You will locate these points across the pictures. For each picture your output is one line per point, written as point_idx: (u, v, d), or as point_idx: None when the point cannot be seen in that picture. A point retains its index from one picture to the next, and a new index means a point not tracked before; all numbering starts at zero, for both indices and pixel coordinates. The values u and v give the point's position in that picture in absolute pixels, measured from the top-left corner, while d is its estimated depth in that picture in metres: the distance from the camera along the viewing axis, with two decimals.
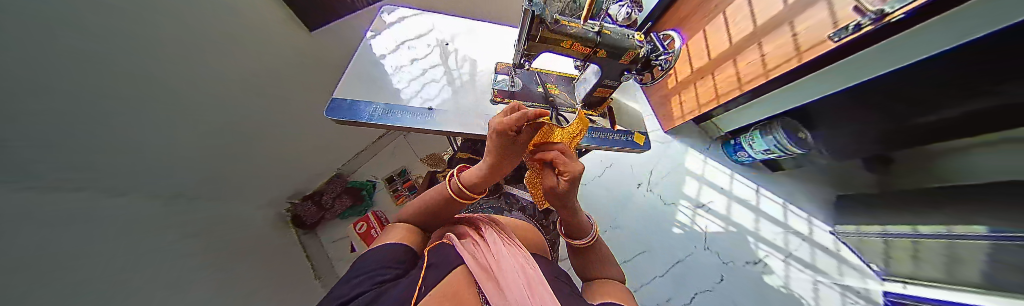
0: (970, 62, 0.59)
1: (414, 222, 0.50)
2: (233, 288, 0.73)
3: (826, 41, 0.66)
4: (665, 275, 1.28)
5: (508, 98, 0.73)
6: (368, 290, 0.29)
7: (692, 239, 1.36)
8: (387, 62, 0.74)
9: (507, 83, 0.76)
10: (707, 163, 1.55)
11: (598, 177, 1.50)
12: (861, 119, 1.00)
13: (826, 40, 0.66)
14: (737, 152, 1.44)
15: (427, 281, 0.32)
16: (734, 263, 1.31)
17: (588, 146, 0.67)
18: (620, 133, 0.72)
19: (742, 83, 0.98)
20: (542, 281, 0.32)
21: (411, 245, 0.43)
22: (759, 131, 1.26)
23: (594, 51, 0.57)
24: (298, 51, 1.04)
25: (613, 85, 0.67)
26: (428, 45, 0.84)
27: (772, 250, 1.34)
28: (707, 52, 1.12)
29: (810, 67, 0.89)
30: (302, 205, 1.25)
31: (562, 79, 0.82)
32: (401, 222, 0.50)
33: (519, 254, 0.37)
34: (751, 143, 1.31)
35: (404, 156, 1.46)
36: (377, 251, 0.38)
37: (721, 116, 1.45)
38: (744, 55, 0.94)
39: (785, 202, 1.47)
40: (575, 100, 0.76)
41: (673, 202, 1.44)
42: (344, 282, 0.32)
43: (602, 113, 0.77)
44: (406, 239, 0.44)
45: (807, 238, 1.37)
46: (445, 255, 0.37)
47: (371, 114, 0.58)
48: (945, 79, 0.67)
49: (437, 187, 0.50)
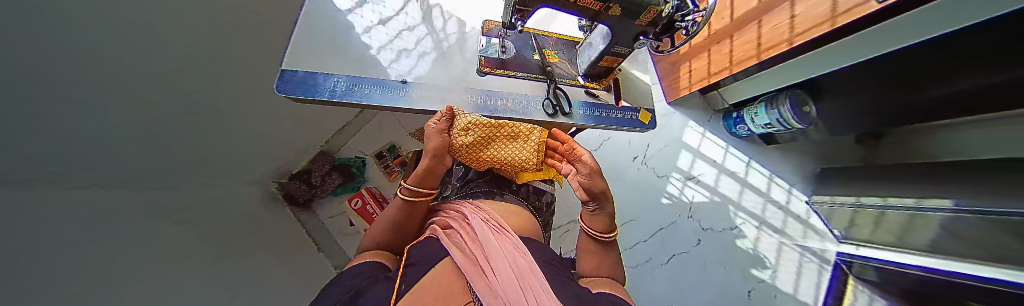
0: (994, 37, 0.51)
1: (379, 240, 0.42)
2: (241, 270, 0.75)
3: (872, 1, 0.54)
4: (648, 240, 1.36)
5: (498, 68, 0.63)
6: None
7: (678, 208, 1.41)
8: (355, 20, 0.61)
9: (497, 48, 0.65)
10: (704, 136, 1.52)
11: (595, 150, 1.46)
12: (871, 92, 0.94)
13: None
14: (737, 125, 1.40)
15: (407, 281, 0.28)
16: (714, 229, 1.39)
17: (585, 125, 0.61)
18: (625, 110, 0.65)
19: (763, 49, 0.87)
20: (532, 268, 0.30)
21: (385, 261, 0.39)
22: (764, 103, 1.20)
23: (606, 8, 0.46)
24: None
25: (624, 52, 0.57)
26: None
27: (749, 218, 1.41)
28: (732, 11, 0.97)
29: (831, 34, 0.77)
30: (289, 184, 1.16)
31: (563, 44, 0.71)
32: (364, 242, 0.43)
33: (507, 242, 0.34)
34: (754, 115, 1.26)
35: (393, 131, 1.37)
36: (345, 276, 0.33)
37: (727, 87, 1.35)
38: (774, 15, 0.81)
39: (771, 175, 1.50)
40: (577, 70, 0.68)
41: (665, 175, 1.46)
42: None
43: (607, 86, 0.69)
44: (377, 256, 0.39)
45: (783, 207, 1.44)
46: (425, 254, 0.33)
47: (335, 89, 0.49)
48: (972, 52, 0.59)
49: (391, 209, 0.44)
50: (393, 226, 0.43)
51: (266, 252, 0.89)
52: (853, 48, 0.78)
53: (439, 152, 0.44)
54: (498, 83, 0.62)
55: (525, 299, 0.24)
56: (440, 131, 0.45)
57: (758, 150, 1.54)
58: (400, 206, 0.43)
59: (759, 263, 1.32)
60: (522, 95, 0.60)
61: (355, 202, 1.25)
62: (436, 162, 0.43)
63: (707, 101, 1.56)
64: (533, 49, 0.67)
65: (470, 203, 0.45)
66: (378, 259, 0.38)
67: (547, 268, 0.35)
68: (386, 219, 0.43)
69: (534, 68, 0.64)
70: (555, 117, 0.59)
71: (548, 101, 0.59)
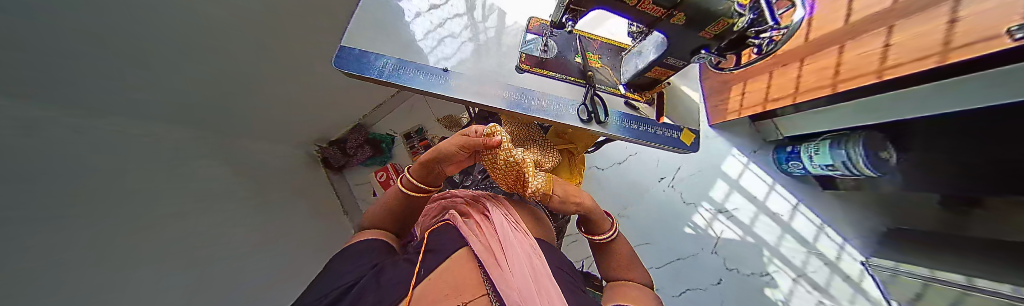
0: None
1: (382, 222, 0.44)
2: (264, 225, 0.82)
3: (1003, 36, 0.40)
4: (661, 268, 1.27)
5: (537, 66, 0.62)
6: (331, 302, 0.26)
7: (702, 241, 1.30)
8: (409, 6, 0.64)
9: (539, 46, 0.64)
10: (747, 166, 1.37)
11: (620, 164, 1.40)
12: (982, 147, 0.75)
13: (1004, 36, 0.40)
14: (789, 161, 1.24)
15: (424, 267, 0.28)
16: (740, 271, 1.26)
17: (619, 138, 0.57)
18: (665, 127, 0.61)
19: (840, 79, 0.76)
20: (548, 273, 0.29)
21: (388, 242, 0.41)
22: (829, 141, 1.04)
23: (668, 15, 0.42)
24: None
25: (677, 64, 0.53)
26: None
27: (786, 268, 1.25)
28: (808, 32, 0.85)
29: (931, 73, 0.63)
30: (328, 149, 1.29)
31: (607, 48, 0.68)
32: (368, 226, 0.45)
33: (525, 241, 0.33)
34: (813, 154, 1.10)
35: (422, 115, 1.43)
36: (356, 247, 0.37)
37: (787, 116, 1.21)
38: (863, 41, 0.69)
39: (823, 223, 1.31)
40: (619, 78, 0.64)
41: (693, 203, 1.35)
42: (320, 288, 0.29)
43: (650, 99, 0.65)
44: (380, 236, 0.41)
45: (831, 263, 1.25)
46: (442, 241, 0.33)
47: (382, 68, 0.53)
48: None
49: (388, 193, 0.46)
50: (394, 210, 0.44)
51: (287, 210, 0.98)
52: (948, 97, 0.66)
53: (446, 157, 0.41)
54: (534, 81, 0.61)
55: (539, 302, 0.23)
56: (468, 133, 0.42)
57: (812, 192, 1.35)
58: (397, 195, 0.45)
59: None
60: (558, 98, 0.58)
61: (380, 174, 1.32)
62: (433, 164, 0.42)
63: (758, 129, 1.41)
64: (575, 50, 0.65)
65: (491, 196, 0.46)
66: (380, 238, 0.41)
67: (561, 275, 0.34)
68: (393, 201, 0.45)
69: (574, 71, 0.62)
70: (588, 124, 0.56)
71: (584, 106, 0.57)
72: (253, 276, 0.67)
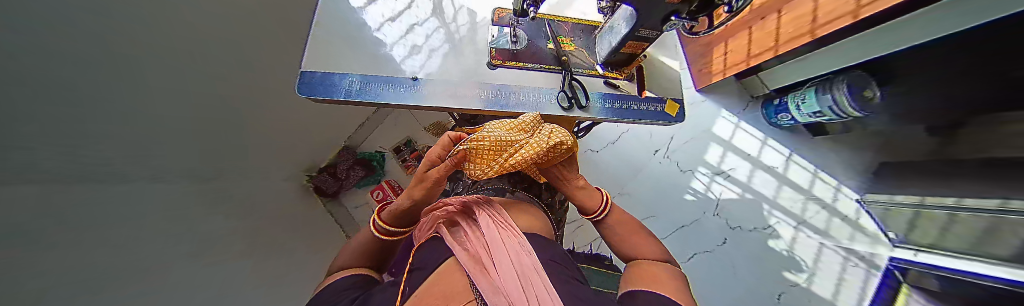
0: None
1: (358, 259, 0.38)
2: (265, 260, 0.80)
3: None
4: (668, 238, 1.29)
5: (510, 60, 0.60)
6: None
7: (703, 206, 1.32)
8: (369, 16, 0.61)
9: (509, 38, 0.61)
10: (737, 126, 1.38)
11: (613, 144, 1.39)
12: (953, 72, 0.76)
13: None
14: (778, 114, 1.25)
15: (411, 285, 0.28)
16: (742, 227, 1.29)
17: (603, 119, 0.57)
18: (649, 101, 0.60)
19: (819, 25, 0.75)
20: (536, 267, 0.28)
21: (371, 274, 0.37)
22: (813, 88, 1.05)
23: None
24: None
25: (649, 35, 0.50)
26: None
27: (786, 217, 1.29)
28: None
29: (910, 4, 0.62)
30: (318, 177, 1.24)
31: (580, 29, 0.66)
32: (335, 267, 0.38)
33: (512, 239, 0.33)
34: (801, 103, 1.11)
35: (408, 126, 1.41)
36: (334, 289, 0.31)
37: (769, 70, 1.20)
38: None
39: (816, 169, 1.34)
40: (596, 59, 0.63)
41: (689, 170, 1.36)
42: None
43: (630, 75, 0.64)
44: (361, 268, 0.37)
45: (828, 206, 1.29)
46: (429, 256, 0.32)
47: (349, 86, 0.50)
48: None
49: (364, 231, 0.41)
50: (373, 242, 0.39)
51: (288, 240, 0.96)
52: (928, 24, 0.66)
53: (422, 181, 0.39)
54: (510, 76, 0.59)
55: (525, 296, 0.23)
56: (434, 161, 0.39)
57: (802, 142, 1.37)
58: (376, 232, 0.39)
59: (793, 265, 1.19)
60: (535, 88, 0.57)
61: (377, 194, 1.32)
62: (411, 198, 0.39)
63: (743, 87, 1.41)
64: (546, 36, 0.63)
65: (479, 199, 0.44)
66: (361, 272, 0.36)
67: (555, 267, 0.33)
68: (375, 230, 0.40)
69: (548, 58, 0.60)
70: (570, 110, 0.55)
71: (563, 93, 0.56)
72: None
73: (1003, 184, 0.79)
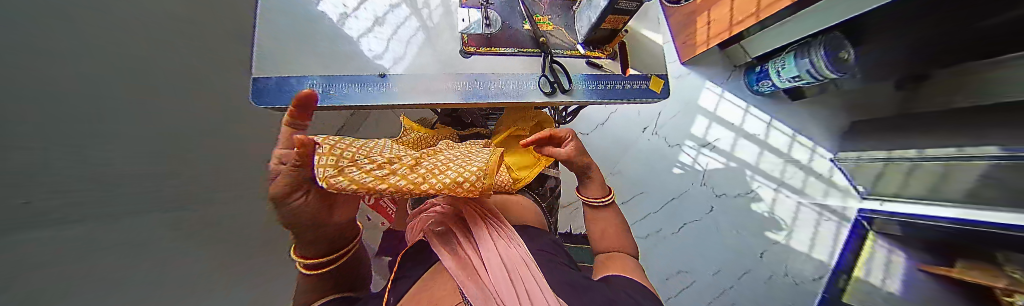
0: None
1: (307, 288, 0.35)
2: None
3: None
4: (659, 211, 1.34)
5: (485, 46, 0.56)
6: None
7: (691, 177, 1.37)
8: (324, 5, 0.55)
9: (481, 22, 0.57)
10: (721, 96, 1.40)
11: (602, 125, 1.39)
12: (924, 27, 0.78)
13: None
14: (760, 81, 1.27)
15: (399, 294, 0.27)
16: (727, 195, 1.35)
17: (585, 102, 0.55)
18: (632, 79, 0.59)
19: None
20: (524, 261, 0.28)
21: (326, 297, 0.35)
22: (793, 53, 1.07)
23: None
24: None
25: (629, 8, 0.47)
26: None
27: (767, 181, 1.35)
28: None
29: None
30: None
31: (557, 6, 0.62)
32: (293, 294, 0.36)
33: (499, 234, 0.32)
34: (780, 69, 1.14)
35: (391, 125, 1.34)
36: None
37: (752, 37, 1.20)
38: None
39: (795, 133, 1.39)
40: (575, 38, 0.60)
41: (677, 144, 1.39)
42: None
43: (612, 53, 0.61)
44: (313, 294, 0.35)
45: (805, 166, 1.36)
46: (416, 262, 0.32)
47: (312, 87, 0.47)
48: None
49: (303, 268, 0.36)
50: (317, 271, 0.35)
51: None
52: None
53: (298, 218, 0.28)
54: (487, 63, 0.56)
55: (514, 293, 0.23)
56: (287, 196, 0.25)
57: (782, 109, 1.41)
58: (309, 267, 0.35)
59: (773, 225, 1.30)
60: (515, 75, 0.54)
61: None
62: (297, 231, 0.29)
63: (726, 56, 1.41)
64: (521, 17, 0.59)
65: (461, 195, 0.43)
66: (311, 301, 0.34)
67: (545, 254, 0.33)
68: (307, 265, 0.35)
69: (525, 41, 0.57)
70: (552, 96, 0.53)
71: (544, 78, 0.53)
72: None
73: (967, 131, 0.84)
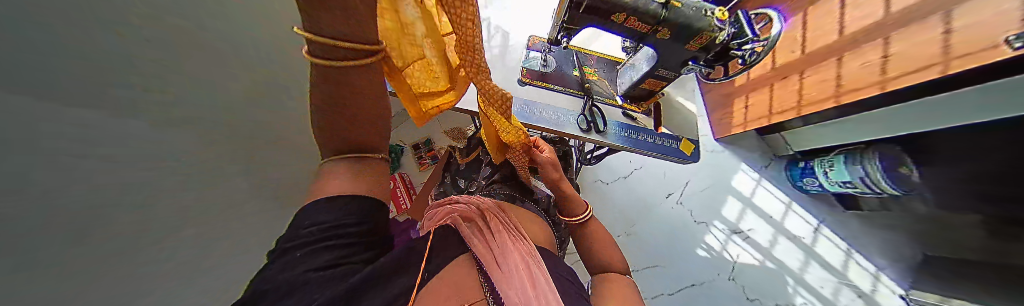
0: None
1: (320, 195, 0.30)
2: None
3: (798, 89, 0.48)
4: (674, 295, 1.19)
5: (539, 80, 0.65)
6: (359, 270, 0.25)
7: (716, 265, 1.22)
8: None
9: (539, 61, 0.67)
10: (759, 184, 1.32)
11: (624, 178, 1.37)
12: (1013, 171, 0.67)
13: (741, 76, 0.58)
14: (804, 178, 1.18)
15: (427, 269, 0.30)
16: (761, 301, 1.16)
17: (616, 146, 0.59)
18: (665, 136, 0.62)
19: (844, 91, 0.73)
20: (544, 276, 0.33)
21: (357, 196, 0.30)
22: (843, 155, 1.00)
23: (653, 31, 0.43)
24: None
25: (667, 75, 0.54)
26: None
27: (812, 298, 1.15)
28: (803, 45, 0.81)
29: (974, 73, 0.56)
30: None
31: (604, 63, 0.70)
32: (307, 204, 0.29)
33: (522, 245, 0.37)
34: (828, 170, 1.06)
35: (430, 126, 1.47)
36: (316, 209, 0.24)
37: (795, 132, 1.20)
38: (862, 53, 0.67)
39: (850, 249, 1.21)
40: (617, 90, 0.66)
41: (704, 222, 1.29)
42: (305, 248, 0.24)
43: (647, 110, 0.67)
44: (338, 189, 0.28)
45: (864, 295, 1.14)
46: (442, 243, 0.34)
47: None
48: None
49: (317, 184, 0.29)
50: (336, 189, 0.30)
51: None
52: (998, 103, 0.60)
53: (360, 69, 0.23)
54: (536, 94, 0.64)
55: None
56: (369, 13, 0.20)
57: (831, 213, 1.27)
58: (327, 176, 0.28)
59: None
60: (558, 108, 0.60)
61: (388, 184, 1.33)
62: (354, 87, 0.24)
63: (766, 143, 1.37)
64: (573, 64, 0.67)
65: (488, 203, 0.45)
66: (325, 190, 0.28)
67: (561, 279, 0.35)
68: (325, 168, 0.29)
69: (573, 83, 0.65)
70: (588, 133, 0.58)
71: (583, 116, 0.59)
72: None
73: None
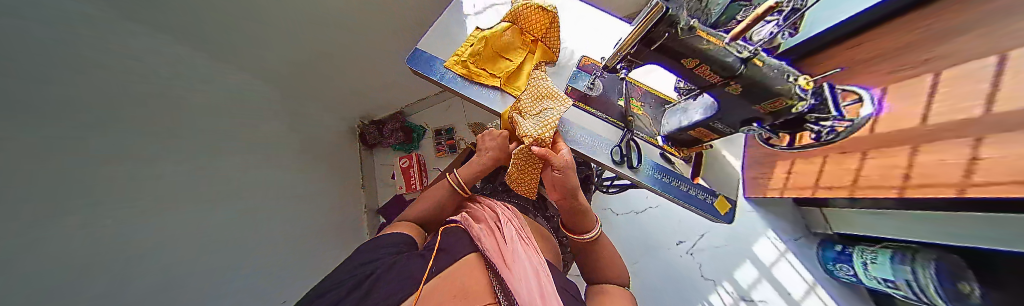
0: None
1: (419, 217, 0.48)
2: (273, 187, 0.85)
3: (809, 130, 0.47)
4: None
5: (580, 101, 0.63)
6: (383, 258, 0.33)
7: None
8: (471, 24, 0.69)
9: (586, 83, 0.64)
10: (783, 255, 1.21)
11: (637, 213, 1.31)
12: None
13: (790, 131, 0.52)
14: (836, 262, 1.07)
15: (437, 264, 0.31)
16: None
17: (645, 185, 0.56)
18: (699, 188, 0.60)
19: (908, 184, 0.65)
20: (554, 293, 0.29)
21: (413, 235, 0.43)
22: (890, 250, 0.88)
23: (724, 82, 0.40)
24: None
25: (721, 129, 0.50)
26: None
27: None
28: (874, 125, 0.73)
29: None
30: (368, 127, 1.40)
31: (651, 99, 0.66)
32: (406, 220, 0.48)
33: (534, 259, 0.34)
34: (870, 261, 0.93)
35: (455, 116, 1.50)
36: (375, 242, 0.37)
37: (838, 209, 1.09)
38: (940, 150, 0.58)
39: None
40: (658, 129, 0.63)
41: (712, 280, 1.20)
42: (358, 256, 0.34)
43: (687, 156, 0.64)
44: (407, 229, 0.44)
45: None
46: (455, 242, 0.36)
47: (442, 78, 0.62)
48: None
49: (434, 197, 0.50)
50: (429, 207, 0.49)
51: (313, 172, 1.09)
52: None
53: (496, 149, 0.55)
54: (573, 114, 0.62)
55: None
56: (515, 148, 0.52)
57: None
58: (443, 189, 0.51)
59: None
60: (594, 134, 0.59)
61: (403, 161, 1.37)
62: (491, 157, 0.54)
63: (799, 214, 1.27)
64: (620, 93, 0.64)
65: (508, 210, 0.47)
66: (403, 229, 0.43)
67: (570, 300, 0.32)
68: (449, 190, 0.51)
69: (614, 112, 0.62)
70: (619, 165, 0.56)
71: (618, 148, 0.57)
72: (250, 232, 0.74)
73: None
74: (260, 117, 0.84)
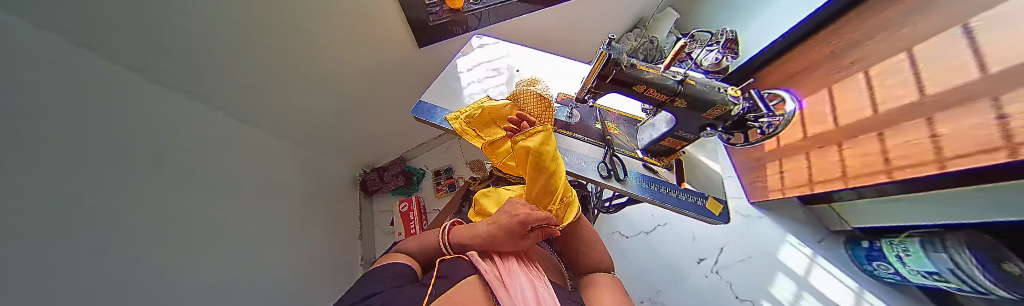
0: None
1: (413, 253, 0.46)
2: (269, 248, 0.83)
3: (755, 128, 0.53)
4: None
5: (563, 128, 0.70)
6: (383, 291, 0.33)
7: None
8: (463, 79, 0.82)
9: (565, 113, 0.73)
10: (814, 261, 1.13)
11: (646, 233, 1.27)
12: None
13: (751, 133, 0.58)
14: (873, 261, 0.99)
15: (437, 290, 0.32)
16: None
17: (637, 196, 0.59)
18: (689, 193, 0.63)
19: (892, 166, 0.66)
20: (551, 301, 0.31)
21: (414, 266, 0.44)
22: (918, 238, 0.82)
23: (671, 100, 0.48)
24: (399, 62, 1.09)
25: (687, 136, 0.57)
26: (499, 62, 0.86)
27: None
28: (835, 117, 0.80)
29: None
30: (369, 174, 1.44)
31: (625, 120, 0.74)
32: (401, 252, 0.47)
33: (533, 277, 0.36)
34: (905, 254, 0.86)
35: (453, 156, 1.55)
36: (373, 278, 0.37)
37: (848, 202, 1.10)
38: (903, 130, 0.61)
39: None
40: (637, 144, 0.68)
41: (750, 301, 1.08)
42: (360, 291, 0.35)
43: (668, 164, 0.68)
44: (409, 259, 0.44)
45: None
46: (455, 268, 0.37)
47: (441, 122, 0.70)
48: None
49: (420, 239, 0.47)
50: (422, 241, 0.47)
51: (313, 219, 1.09)
52: None
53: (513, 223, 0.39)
54: (558, 140, 0.68)
55: None
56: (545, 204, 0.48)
57: None
58: None
59: None
60: (580, 154, 0.65)
61: (403, 205, 1.37)
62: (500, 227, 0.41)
63: (814, 215, 1.26)
64: (596, 118, 0.72)
65: None
66: (405, 261, 0.43)
67: (571, 304, 0.35)
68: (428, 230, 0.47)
69: (594, 134, 0.69)
70: (608, 180, 0.60)
71: (603, 164, 0.62)
72: None
73: None
74: (261, 170, 0.90)
